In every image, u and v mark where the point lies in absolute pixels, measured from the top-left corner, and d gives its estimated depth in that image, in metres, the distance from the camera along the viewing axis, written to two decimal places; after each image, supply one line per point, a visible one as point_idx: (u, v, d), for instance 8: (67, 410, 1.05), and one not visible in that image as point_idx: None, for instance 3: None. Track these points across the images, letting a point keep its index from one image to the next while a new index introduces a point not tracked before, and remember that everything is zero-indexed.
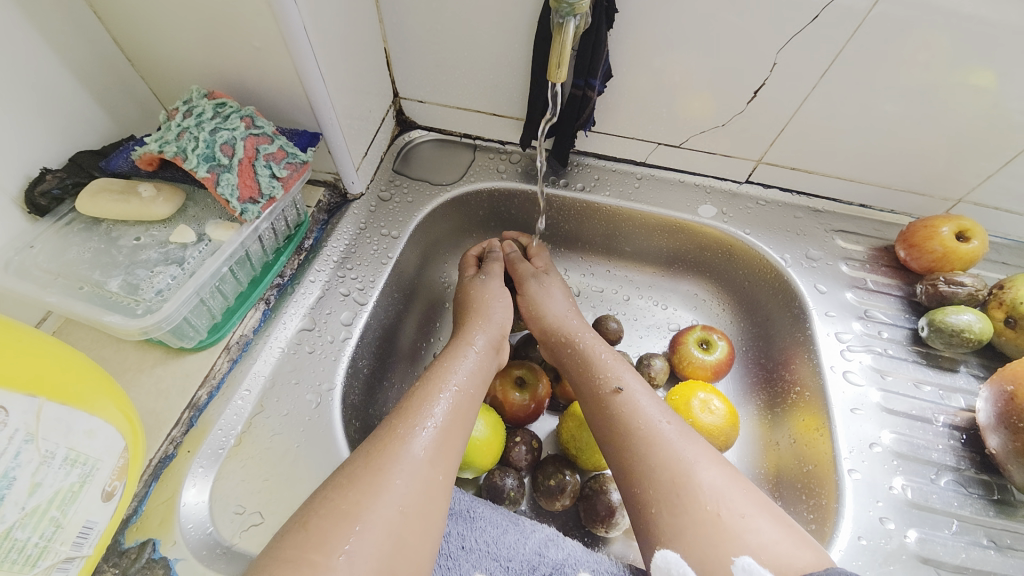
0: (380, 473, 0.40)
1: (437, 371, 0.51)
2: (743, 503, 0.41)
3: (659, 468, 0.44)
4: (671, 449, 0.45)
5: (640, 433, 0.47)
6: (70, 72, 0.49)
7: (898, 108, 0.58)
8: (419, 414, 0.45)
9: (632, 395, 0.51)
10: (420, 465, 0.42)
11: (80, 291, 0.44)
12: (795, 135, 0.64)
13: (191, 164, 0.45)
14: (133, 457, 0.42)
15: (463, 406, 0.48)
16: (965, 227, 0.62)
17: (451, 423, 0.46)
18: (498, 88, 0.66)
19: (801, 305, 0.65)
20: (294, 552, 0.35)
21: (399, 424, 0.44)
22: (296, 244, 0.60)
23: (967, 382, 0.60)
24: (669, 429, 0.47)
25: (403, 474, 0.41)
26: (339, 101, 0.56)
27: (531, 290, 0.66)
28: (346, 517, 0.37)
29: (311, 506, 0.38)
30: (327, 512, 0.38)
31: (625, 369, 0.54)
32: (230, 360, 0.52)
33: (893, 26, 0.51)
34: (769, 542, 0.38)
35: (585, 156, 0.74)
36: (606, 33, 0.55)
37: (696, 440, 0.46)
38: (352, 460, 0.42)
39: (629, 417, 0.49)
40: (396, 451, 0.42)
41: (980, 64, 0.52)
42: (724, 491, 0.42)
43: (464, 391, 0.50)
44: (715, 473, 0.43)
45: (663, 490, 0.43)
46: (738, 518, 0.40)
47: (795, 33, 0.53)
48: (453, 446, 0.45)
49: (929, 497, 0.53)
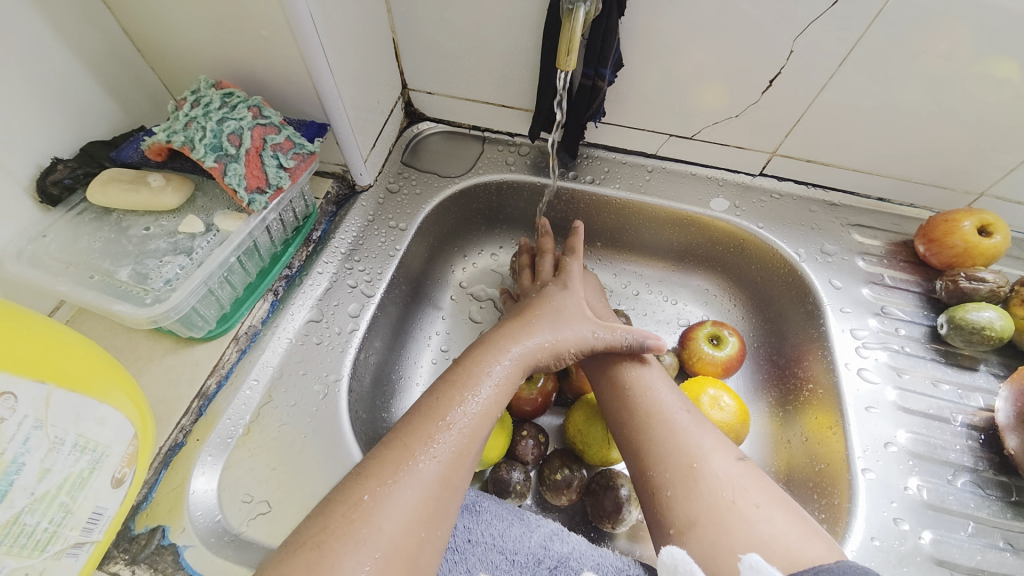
0: (397, 495, 0.39)
1: (467, 380, 0.48)
2: (757, 493, 0.40)
3: (675, 452, 0.44)
4: (688, 438, 0.45)
5: (659, 419, 0.47)
6: (80, 62, 0.49)
7: (918, 99, 0.56)
8: (446, 425, 0.44)
9: (653, 383, 0.51)
10: (434, 489, 0.40)
11: (90, 280, 0.44)
12: (811, 126, 0.62)
13: (199, 153, 0.45)
14: (143, 445, 0.42)
15: (485, 423, 0.46)
16: (988, 221, 0.60)
17: (488, 419, 0.46)
18: (507, 78, 0.65)
19: (816, 301, 0.64)
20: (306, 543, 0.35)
21: (429, 433, 0.43)
22: (304, 235, 0.60)
23: (986, 381, 0.58)
24: (685, 417, 0.47)
25: (413, 498, 0.39)
26: (347, 92, 0.56)
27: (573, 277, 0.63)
28: (359, 543, 0.36)
29: (329, 522, 0.37)
30: (342, 534, 0.36)
31: (647, 359, 0.54)
32: (239, 350, 0.53)
33: (915, 14, 0.49)
34: (782, 532, 0.37)
35: (595, 148, 0.73)
36: (617, 20, 0.54)
37: (711, 429, 0.46)
38: (377, 470, 0.40)
39: (650, 401, 0.49)
40: (413, 470, 0.40)
41: (1005, 53, 0.50)
42: (738, 479, 0.41)
43: (490, 404, 0.47)
44: (730, 462, 0.43)
45: (678, 474, 0.42)
46: (752, 508, 0.39)
47: (812, 20, 0.52)
48: (463, 468, 0.43)
49: (945, 498, 0.52)
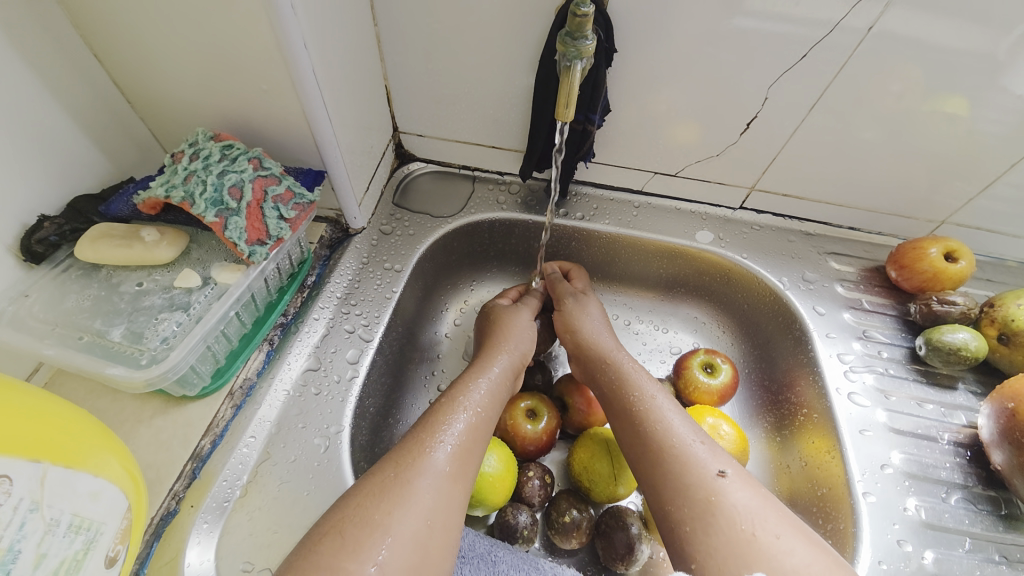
0: (408, 484, 0.42)
1: (459, 391, 0.52)
2: (776, 524, 0.41)
3: (693, 486, 0.44)
4: (703, 470, 0.45)
5: (673, 452, 0.47)
6: (69, 116, 0.48)
7: (876, 136, 0.61)
8: (440, 431, 0.47)
9: (663, 414, 0.50)
10: (444, 480, 0.43)
11: (79, 341, 0.42)
12: (785, 163, 0.66)
13: (199, 209, 0.44)
14: (137, 516, 0.40)
15: (481, 424, 0.50)
16: (953, 247, 0.64)
17: (472, 440, 0.48)
18: (497, 122, 0.68)
19: (802, 328, 0.67)
20: (328, 558, 0.37)
21: (423, 437, 0.46)
22: (299, 281, 0.59)
23: (966, 399, 0.61)
24: (701, 448, 0.46)
25: (427, 486, 0.42)
26: (343, 139, 0.56)
27: (571, 307, 0.65)
28: (376, 526, 0.39)
29: (345, 514, 0.40)
30: (358, 522, 0.39)
31: (657, 388, 0.54)
32: (234, 406, 0.50)
33: (875, 60, 0.54)
34: (802, 564, 0.39)
35: (582, 185, 0.76)
36: (605, 71, 0.57)
37: (724, 476, 0.44)
38: (381, 468, 0.43)
39: (662, 435, 0.48)
40: (421, 463, 0.44)
41: (952, 91, 0.55)
42: (757, 511, 0.42)
43: (483, 408, 0.51)
44: (747, 494, 0.43)
45: (696, 509, 0.43)
46: (773, 539, 0.40)
47: (788, 67, 0.56)
48: (471, 464, 0.46)
49: (942, 517, 0.54)
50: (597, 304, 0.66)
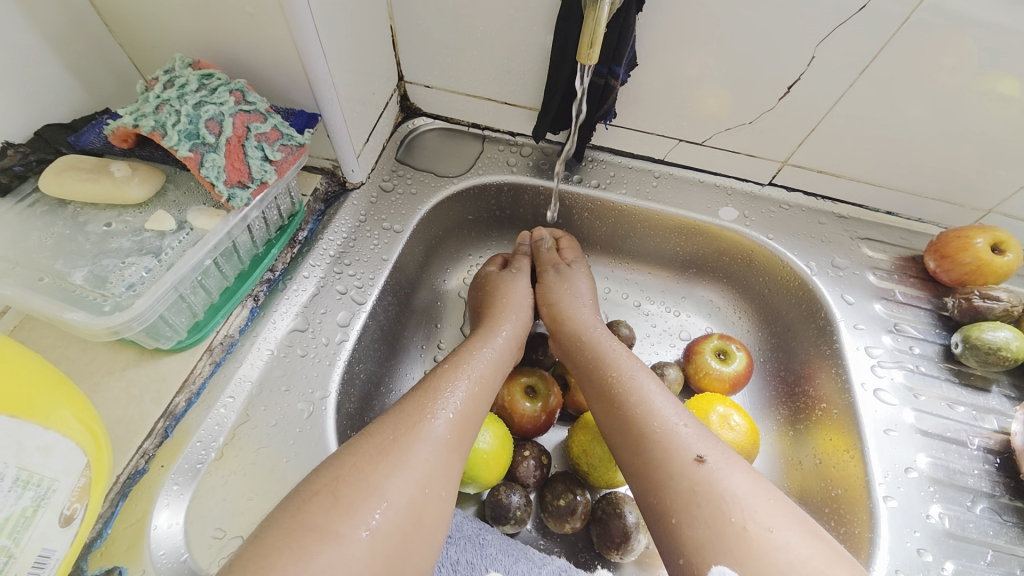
0: (406, 448, 0.39)
1: (461, 355, 0.50)
2: (771, 516, 0.37)
3: (675, 475, 0.40)
4: (685, 455, 0.41)
5: (655, 437, 0.43)
6: (36, 33, 0.43)
7: (925, 114, 0.55)
8: (440, 396, 0.44)
9: (645, 396, 0.47)
10: (441, 447, 0.40)
11: (39, 283, 0.38)
12: (826, 137, 0.60)
13: (171, 141, 0.39)
14: (97, 475, 0.37)
15: (483, 395, 0.47)
16: (1001, 239, 0.59)
17: (472, 412, 0.44)
18: (511, 73, 0.61)
19: (827, 317, 0.62)
20: (318, 518, 0.34)
21: (422, 401, 0.43)
22: (289, 235, 0.55)
23: (999, 403, 0.57)
24: (687, 432, 0.43)
25: (427, 452, 0.39)
26: (340, 80, 0.51)
27: (553, 279, 0.62)
28: (370, 489, 0.36)
29: (340, 472, 0.37)
30: (355, 482, 0.36)
31: (637, 367, 0.50)
32: (212, 363, 0.47)
33: (944, 20, 0.46)
34: (799, 560, 0.35)
35: (599, 150, 0.70)
36: (634, 17, 0.50)
37: (703, 462, 0.40)
38: (378, 429, 0.40)
39: (642, 419, 0.45)
40: (418, 428, 0.40)
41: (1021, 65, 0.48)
42: (749, 500, 0.38)
43: (483, 376, 0.48)
44: (741, 480, 0.39)
45: (680, 500, 0.39)
46: (766, 533, 0.36)
47: (838, 25, 0.49)
48: (469, 432, 0.43)
49: (966, 526, 0.50)
50: (581, 273, 0.63)
